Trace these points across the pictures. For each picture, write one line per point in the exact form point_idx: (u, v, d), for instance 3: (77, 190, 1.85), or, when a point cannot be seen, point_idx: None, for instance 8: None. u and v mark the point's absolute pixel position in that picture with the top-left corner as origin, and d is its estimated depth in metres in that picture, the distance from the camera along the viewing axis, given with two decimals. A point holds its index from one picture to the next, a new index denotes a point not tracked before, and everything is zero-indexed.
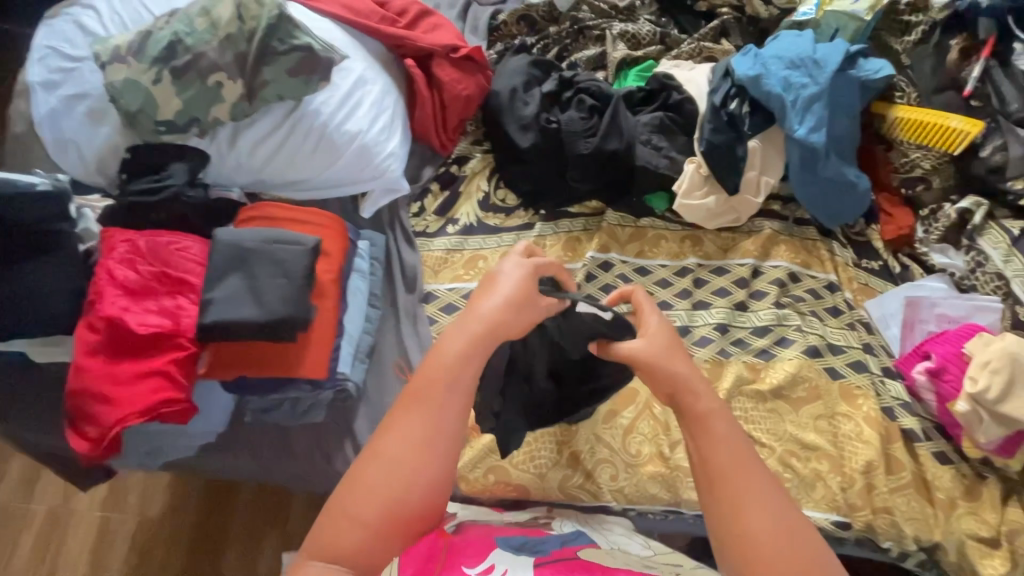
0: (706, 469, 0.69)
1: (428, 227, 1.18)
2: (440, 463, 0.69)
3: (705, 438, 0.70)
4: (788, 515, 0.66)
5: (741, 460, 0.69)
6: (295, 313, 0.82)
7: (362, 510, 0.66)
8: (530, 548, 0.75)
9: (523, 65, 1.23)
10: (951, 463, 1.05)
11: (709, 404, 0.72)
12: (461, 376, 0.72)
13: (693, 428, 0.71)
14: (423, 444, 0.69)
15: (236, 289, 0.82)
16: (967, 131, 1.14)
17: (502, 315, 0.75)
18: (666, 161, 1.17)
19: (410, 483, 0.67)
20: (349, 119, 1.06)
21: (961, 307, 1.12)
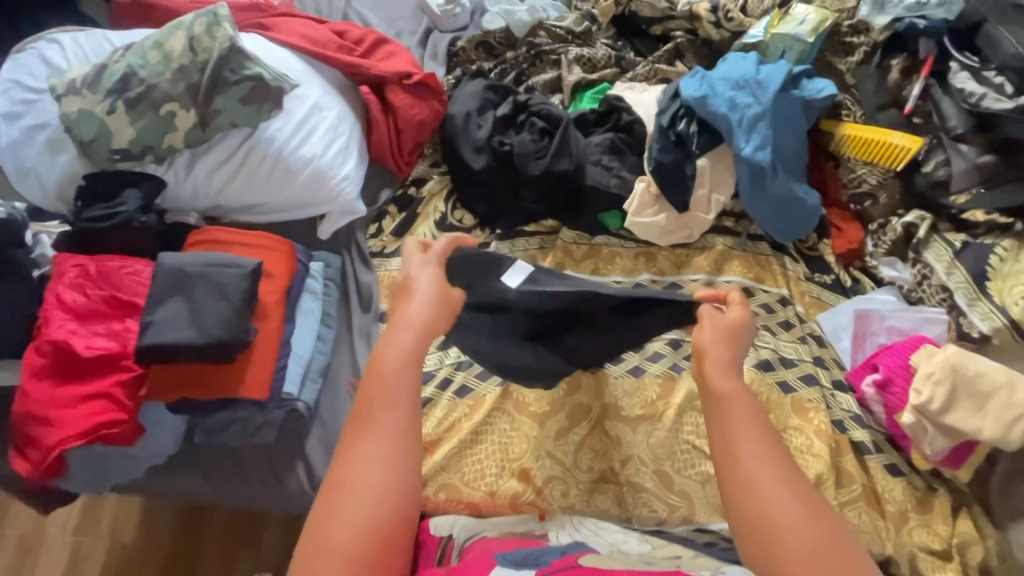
0: (734, 449, 0.69)
1: (385, 247, 1.20)
2: (404, 480, 0.67)
3: (729, 423, 0.72)
4: (805, 490, 0.67)
5: (763, 444, 0.69)
6: (233, 335, 0.84)
7: (337, 542, 0.63)
8: (531, 561, 0.70)
9: (478, 90, 1.27)
10: (902, 475, 1.05)
11: (734, 384, 0.74)
12: (405, 384, 0.72)
13: (726, 404, 0.73)
14: (388, 463, 0.68)
15: (176, 312, 0.85)
16: (909, 147, 1.17)
17: (433, 311, 0.77)
18: (616, 180, 1.20)
19: (379, 506, 0.66)
20: (303, 144, 1.09)
21: (911, 319, 1.13)
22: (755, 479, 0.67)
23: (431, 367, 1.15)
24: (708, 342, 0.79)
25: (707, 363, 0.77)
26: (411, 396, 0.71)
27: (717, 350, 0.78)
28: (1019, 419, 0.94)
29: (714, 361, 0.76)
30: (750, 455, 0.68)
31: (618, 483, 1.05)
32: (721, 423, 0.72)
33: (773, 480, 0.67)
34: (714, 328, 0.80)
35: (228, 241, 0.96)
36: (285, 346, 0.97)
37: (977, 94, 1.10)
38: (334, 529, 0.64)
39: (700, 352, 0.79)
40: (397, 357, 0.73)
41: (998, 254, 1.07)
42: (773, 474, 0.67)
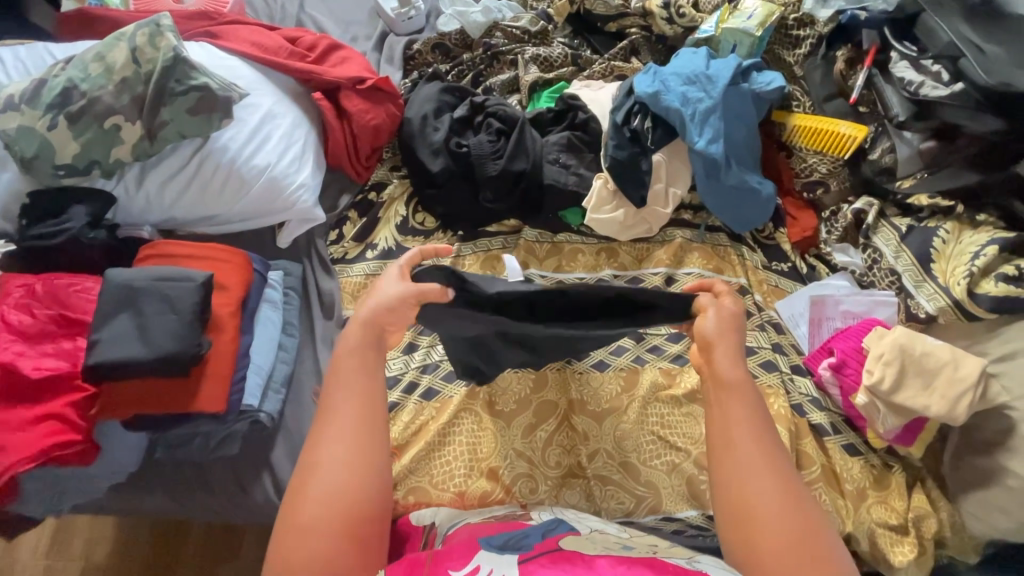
0: (726, 437, 0.73)
1: (346, 253, 1.20)
2: (370, 461, 0.71)
3: (728, 413, 0.74)
4: (785, 478, 0.71)
5: (753, 435, 0.73)
6: (184, 348, 0.83)
7: (305, 516, 0.67)
8: (513, 545, 0.71)
9: (434, 92, 1.27)
10: (860, 454, 1.08)
11: (739, 376, 0.76)
12: (370, 372, 0.76)
13: (724, 393, 0.76)
14: (355, 449, 0.71)
15: (125, 329, 0.84)
16: (854, 135, 1.20)
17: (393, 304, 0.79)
18: (574, 178, 1.21)
19: (348, 488, 0.69)
20: (257, 152, 1.09)
21: (864, 303, 1.16)
22: (742, 466, 0.71)
23: (396, 371, 1.14)
24: (712, 332, 0.80)
25: (716, 355, 0.78)
26: (374, 380, 0.76)
27: (722, 339, 0.79)
28: (963, 393, 0.97)
29: (721, 350, 0.78)
30: (743, 444, 0.72)
31: (586, 477, 1.06)
32: (720, 413, 0.75)
33: (760, 467, 0.70)
34: (719, 317, 0.81)
35: (177, 252, 0.95)
36: (243, 358, 0.96)
37: (916, 81, 1.14)
38: (307, 512, 0.68)
39: (706, 342, 0.80)
40: (354, 340, 0.78)
41: (942, 236, 1.10)
42: (761, 463, 0.71)
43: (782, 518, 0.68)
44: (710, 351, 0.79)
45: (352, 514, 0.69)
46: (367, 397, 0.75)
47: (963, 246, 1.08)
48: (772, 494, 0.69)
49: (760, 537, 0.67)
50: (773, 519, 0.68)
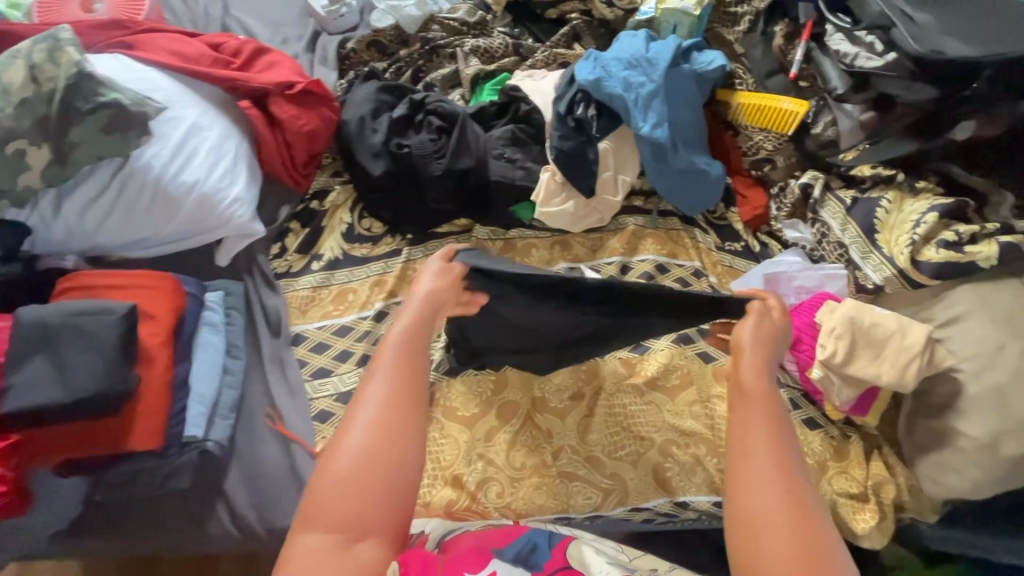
0: (743, 444, 0.69)
1: (291, 267, 1.16)
2: (393, 471, 0.68)
3: (749, 423, 0.70)
4: (797, 498, 0.65)
5: (772, 449, 0.68)
6: (108, 388, 0.79)
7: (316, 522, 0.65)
8: (527, 562, 0.72)
9: (371, 92, 1.23)
10: (819, 427, 1.10)
11: (767, 387, 0.73)
12: (407, 372, 0.73)
13: (749, 403, 0.72)
14: (369, 454, 0.68)
15: (42, 372, 0.79)
16: (796, 111, 1.22)
17: (443, 292, 0.83)
18: (521, 172, 1.19)
19: (360, 497, 0.66)
20: (184, 168, 1.03)
21: (815, 277, 1.15)
22: (755, 479, 0.66)
23: (350, 385, 1.07)
24: (746, 341, 0.78)
25: (742, 364, 0.76)
26: (411, 382, 0.73)
27: (756, 346, 0.78)
28: (911, 360, 0.98)
29: (750, 358, 0.76)
30: (760, 447, 0.68)
31: (552, 476, 1.05)
32: (741, 422, 0.71)
33: (772, 474, 0.66)
34: (756, 326, 0.80)
35: (98, 283, 0.90)
36: (180, 387, 0.92)
37: (851, 54, 1.14)
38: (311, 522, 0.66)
39: (739, 350, 0.78)
40: (402, 336, 0.76)
41: (884, 206, 1.10)
42: (772, 479, 0.66)
43: (789, 538, 0.62)
44: (738, 359, 0.77)
45: (354, 529, 0.65)
46: (408, 381, 0.73)
47: (905, 216, 1.08)
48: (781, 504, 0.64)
49: (763, 547, 0.63)
50: (781, 538, 0.62)
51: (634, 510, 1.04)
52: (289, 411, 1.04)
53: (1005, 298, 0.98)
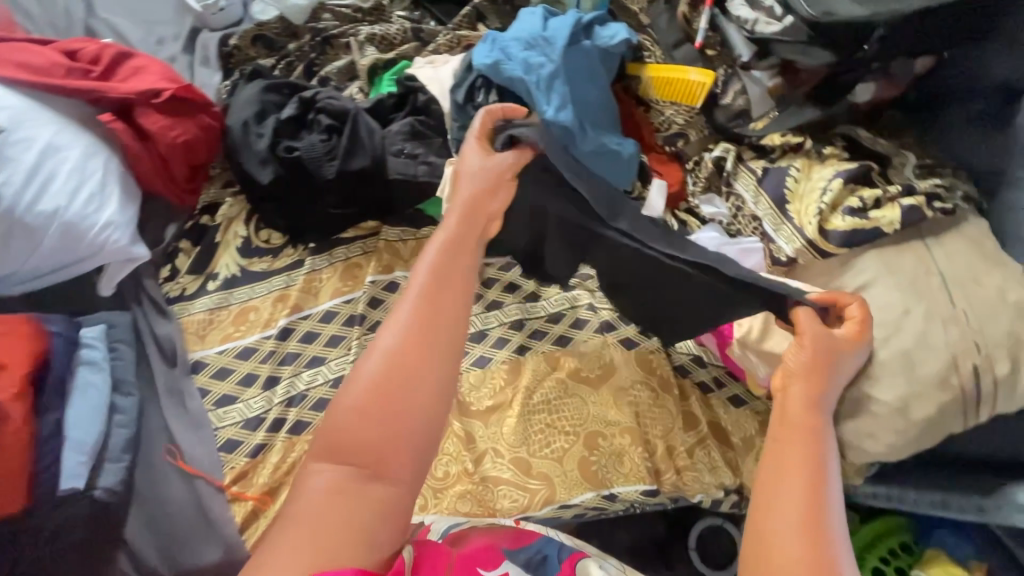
0: (773, 470, 0.68)
1: (185, 290, 1.08)
2: (418, 405, 0.67)
3: (784, 453, 0.70)
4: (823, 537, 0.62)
5: (805, 484, 0.66)
6: None
7: (338, 450, 0.66)
8: (536, 569, 0.77)
9: (255, 94, 1.13)
10: (745, 404, 1.10)
11: (809, 418, 0.73)
12: (443, 300, 0.73)
13: (787, 433, 0.72)
14: (396, 379, 0.68)
15: None
16: (703, 82, 1.17)
17: (478, 216, 0.81)
18: (423, 167, 1.10)
19: (382, 422, 0.66)
20: (41, 196, 0.94)
21: (732, 253, 1.11)
22: (780, 506, 0.64)
23: (258, 410, 1.01)
24: (795, 365, 0.77)
25: (791, 394, 0.76)
26: (449, 314, 0.72)
27: (807, 365, 0.77)
28: None
29: (799, 384, 0.76)
30: (792, 476, 0.67)
31: (475, 482, 1.02)
32: (777, 449, 0.70)
33: (798, 497, 0.65)
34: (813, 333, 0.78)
35: None
36: (52, 438, 0.86)
37: (750, 20, 1.11)
38: (329, 450, 0.66)
39: (787, 373, 0.78)
40: (440, 258, 0.76)
41: (793, 175, 1.08)
42: (797, 513, 0.63)
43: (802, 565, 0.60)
44: (788, 386, 0.77)
45: (368, 464, 0.65)
46: (434, 314, 0.72)
47: (814, 183, 1.06)
48: (799, 531, 0.62)
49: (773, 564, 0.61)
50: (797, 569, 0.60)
51: (561, 508, 1.01)
52: (190, 444, 0.98)
53: (908, 262, 0.98)
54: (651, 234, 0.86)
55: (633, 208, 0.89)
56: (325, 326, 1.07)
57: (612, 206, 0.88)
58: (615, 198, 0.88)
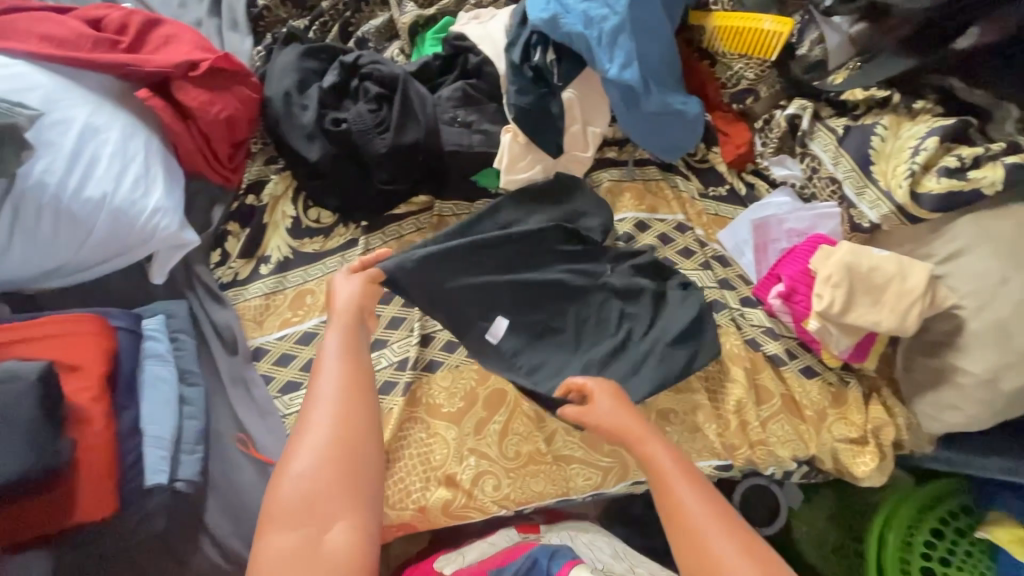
0: (670, 503, 0.78)
1: (238, 274, 1.05)
2: (350, 462, 0.77)
3: (668, 484, 0.79)
4: (743, 531, 0.74)
5: (698, 495, 0.77)
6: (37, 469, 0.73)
7: (280, 523, 0.73)
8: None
9: (292, 60, 1.05)
10: (817, 374, 1.07)
11: (654, 446, 0.83)
12: (353, 377, 0.83)
13: (655, 470, 0.81)
14: (322, 447, 0.77)
15: None
16: (779, 32, 1.07)
17: (362, 299, 0.90)
18: (479, 136, 1.05)
19: (318, 487, 0.75)
20: (86, 182, 0.89)
21: (807, 218, 1.09)
22: (705, 527, 0.74)
23: None
24: (602, 415, 0.87)
25: (632, 441, 0.84)
26: (358, 385, 0.83)
27: (613, 418, 0.86)
28: (913, 304, 0.93)
29: (633, 434, 0.84)
30: (681, 495, 0.78)
31: (548, 462, 1.01)
32: (664, 484, 0.79)
33: (699, 503, 0.76)
34: (610, 396, 0.88)
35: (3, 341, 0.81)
36: (130, 436, 0.84)
37: None
38: (273, 526, 0.73)
39: (618, 430, 0.85)
40: (338, 345, 0.86)
41: (879, 133, 1.00)
42: (715, 524, 0.75)
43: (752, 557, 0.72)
44: (629, 436, 0.85)
45: (316, 523, 0.73)
46: (352, 385, 0.82)
47: (903, 142, 0.98)
48: (730, 539, 0.73)
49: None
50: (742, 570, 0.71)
51: (634, 483, 1.02)
52: (259, 432, 0.97)
53: (1008, 228, 0.92)
54: (489, 352, 0.98)
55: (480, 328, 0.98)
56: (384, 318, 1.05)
57: (462, 323, 0.97)
58: (455, 323, 0.97)
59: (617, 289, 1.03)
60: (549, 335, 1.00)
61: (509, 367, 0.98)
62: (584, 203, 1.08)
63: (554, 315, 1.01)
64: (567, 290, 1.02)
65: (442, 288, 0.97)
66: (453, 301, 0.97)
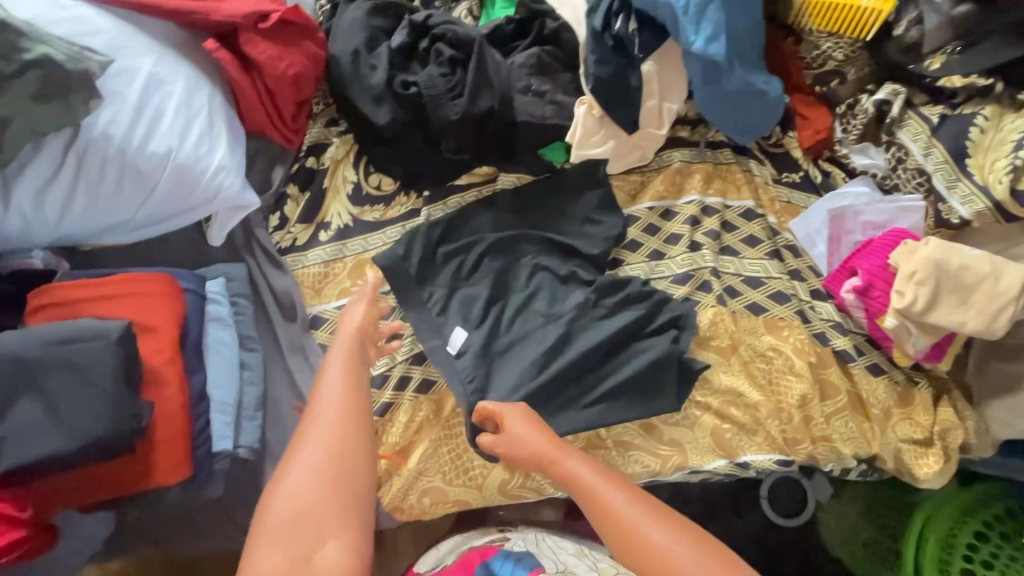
0: (598, 511, 0.75)
1: (297, 240, 1.01)
2: (347, 481, 0.73)
3: (591, 490, 0.76)
4: (677, 519, 0.73)
5: (622, 493, 0.75)
6: (118, 429, 0.72)
7: (262, 543, 0.68)
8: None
9: (360, 16, 1.00)
10: (884, 373, 1.04)
11: (567, 458, 0.80)
12: (352, 394, 0.79)
13: (578, 482, 0.78)
14: (315, 462, 0.73)
15: (33, 416, 0.71)
16: (877, 9, 1.00)
17: (365, 324, 0.88)
18: (552, 108, 1.00)
19: (310, 505, 0.70)
20: (151, 136, 0.85)
21: (886, 211, 1.06)
22: (636, 520, 0.72)
23: (382, 368, 0.99)
24: (514, 440, 0.83)
25: (547, 456, 0.81)
26: (357, 402, 0.79)
27: (529, 438, 0.83)
28: (1003, 307, 0.89)
29: (547, 453, 0.81)
30: (608, 500, 0.75)
31: (607, 446, 1.00)
32: (588, 493, 0.76)
33: (622, 498, 0.74)
34: (519, 415, 0.85)
35: (77, 298, 0.81)
36: (199, 401, 0.83)
37: None
38: (257, 547, 0.68)
39: (534, 451, 0.82)
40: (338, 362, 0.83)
41: (979, 124, 0.95)
42: (647, 516, 0.73)
43: (703, 548, 0.70)
44: (542, 453, 0.81)
45: (303, 541, 0.67)
46: (352, 402, 0.78)
47: (1005, 135, 0.93)
48: (666, 527, 0.71)
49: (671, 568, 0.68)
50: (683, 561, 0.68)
51: (692, 473, 1.00)
52: None
53: None
54: (442, 357, 0.95)
55: (442, 325, 0.97)
56: None
57: (419, 317, 0.97)
58: (421, 324, 0.97)
59: (598, 316, 0.97)
60: (509, 352, 0.95)
61: (454, 376, 0.94)
62: (586, 208, 1.04)
63: (519, 332, 0.96)
64: (537, 309, 0.98)
65: (406, 300, 0.98)
66: (421, 295, 0.98)
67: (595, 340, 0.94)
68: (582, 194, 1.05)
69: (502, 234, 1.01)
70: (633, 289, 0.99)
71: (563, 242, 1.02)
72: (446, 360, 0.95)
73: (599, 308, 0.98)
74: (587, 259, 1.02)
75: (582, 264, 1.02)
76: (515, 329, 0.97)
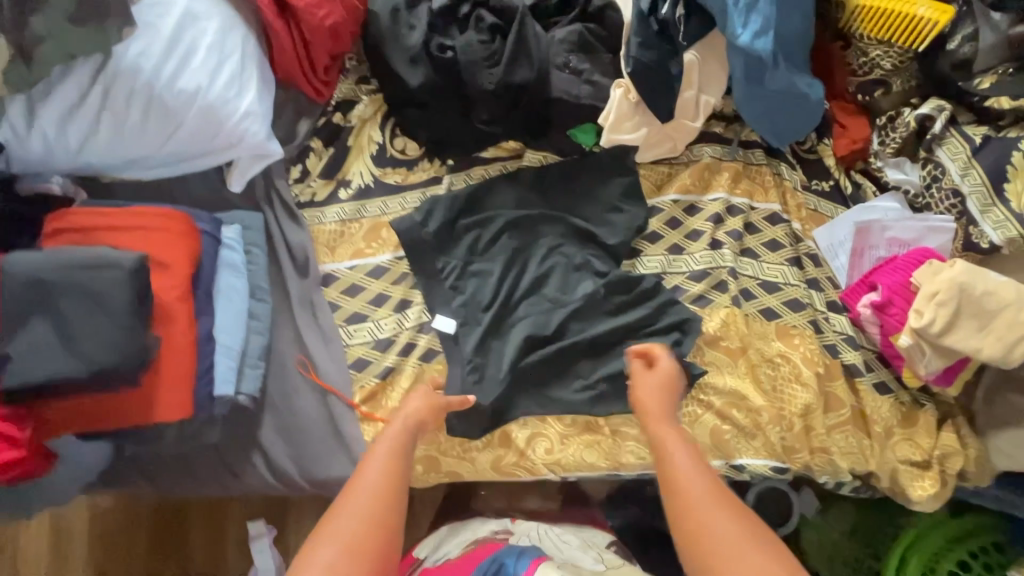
0: (668, 481, 0.71)
1: (315, 195, 1.00)
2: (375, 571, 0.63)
3: (670, 458, 0.73)
4: (750, 520, 0.65)
5: (702, 474, 0.70)
6: (125, 360, 0.72)
7: None
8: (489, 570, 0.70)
9: None
10: (890, 392, 1.03)
11: (668, 424, 0.78)
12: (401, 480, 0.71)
13: (659, 445, 0.75)
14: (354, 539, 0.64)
15: (41, 338, 0.71)
16: (933, 20, 0.97)
17: (424, 415, 0.82)
18: (587, 87, 0.99)
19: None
20: (181, 72, 0.83)
21: (914, 229, 1.03)
22: (701, 501, 0.67)
23: (386, 332, 0.96)
24: (645, 391, 0.84)
25: (649, 418, 0.80)
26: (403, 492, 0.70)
27: (649, 394, 0.83)
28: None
29: (652, 413, 0.80)
30: (682, 475, 0.70)
31: None
32: (667, 459, 0.73)
33: (696, 475, 0.69)
34: (657, 376, 0.85)
35: (95, 226, 0.82)
36: (206, 342, 0.83)
37: None
38: None
39: (643, 407, 0.82)
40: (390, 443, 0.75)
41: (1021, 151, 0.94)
42: (716, 504, 0.66)
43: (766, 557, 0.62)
44: (648, 410, 0.81)
45: None
46: (398, 490, 0.70)
47: None
48: (735, 525, 0.64)
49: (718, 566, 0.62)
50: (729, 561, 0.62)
51: None
52: (320, 359, 0.95)
53: None
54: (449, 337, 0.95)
55: (445, 299, 0.96)
56: (372, 281, 0.98)
57: (428, 289, 0.96)
58: (427, 296, 0.96)
59: (606, 308, 0.97)
60: (508, 332, 0.95)
61: (456, 357, 0.94)
62: (610, 194, 1.02)
63: (524, 314, 0.96)
64: (546, 294, 0.98)
65: (420, 268, 0.97)
66: (434, 266, 0.97)
67: (598, 332, 0.95)
68: (608, 180, 1.03)
69: (525, 213, 0.99)
70: (647, 285, 0.98)
71: (584, 227, 1.01)
72: (449, 338, 0.95)
73: (607, 303, 0.97)
74: (605, 246, 1.01)
75: (598, 254, 1.00)
76: (521, 310, 0.96)
